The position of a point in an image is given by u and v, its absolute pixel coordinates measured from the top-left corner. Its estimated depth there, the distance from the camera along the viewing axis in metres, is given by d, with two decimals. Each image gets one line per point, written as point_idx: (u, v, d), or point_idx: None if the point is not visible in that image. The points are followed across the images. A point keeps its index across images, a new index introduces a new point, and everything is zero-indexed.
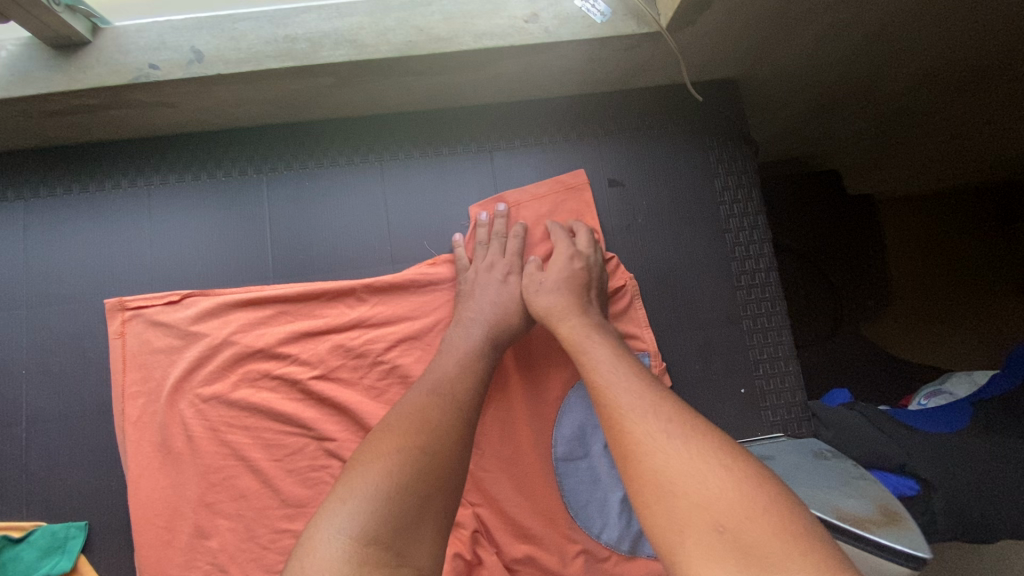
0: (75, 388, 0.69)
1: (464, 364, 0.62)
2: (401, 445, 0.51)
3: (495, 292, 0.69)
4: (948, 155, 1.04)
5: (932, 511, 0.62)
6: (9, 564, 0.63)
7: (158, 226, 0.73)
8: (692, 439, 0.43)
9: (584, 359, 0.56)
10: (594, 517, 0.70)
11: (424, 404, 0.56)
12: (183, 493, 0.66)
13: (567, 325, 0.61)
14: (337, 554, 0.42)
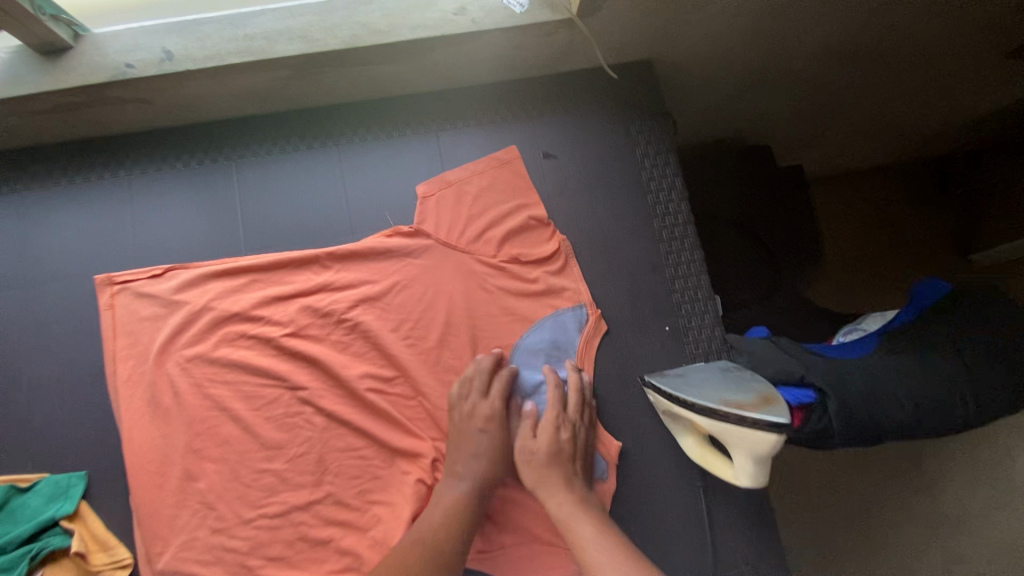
0: (71, 355, 0.77)
1: (450, 518, 0.70)
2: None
3: (484, 446, 0.74)
4: (857, 114, 1.17)
5: (827, 413, 0.72)
6: (18, 510, 0.71)
7: (139, 211, 0.82)
8: None
9: (574, 535, 0.67)
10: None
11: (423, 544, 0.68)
12: (173, 442, 0.75)
13: (555, 501, 0.71)
14: None
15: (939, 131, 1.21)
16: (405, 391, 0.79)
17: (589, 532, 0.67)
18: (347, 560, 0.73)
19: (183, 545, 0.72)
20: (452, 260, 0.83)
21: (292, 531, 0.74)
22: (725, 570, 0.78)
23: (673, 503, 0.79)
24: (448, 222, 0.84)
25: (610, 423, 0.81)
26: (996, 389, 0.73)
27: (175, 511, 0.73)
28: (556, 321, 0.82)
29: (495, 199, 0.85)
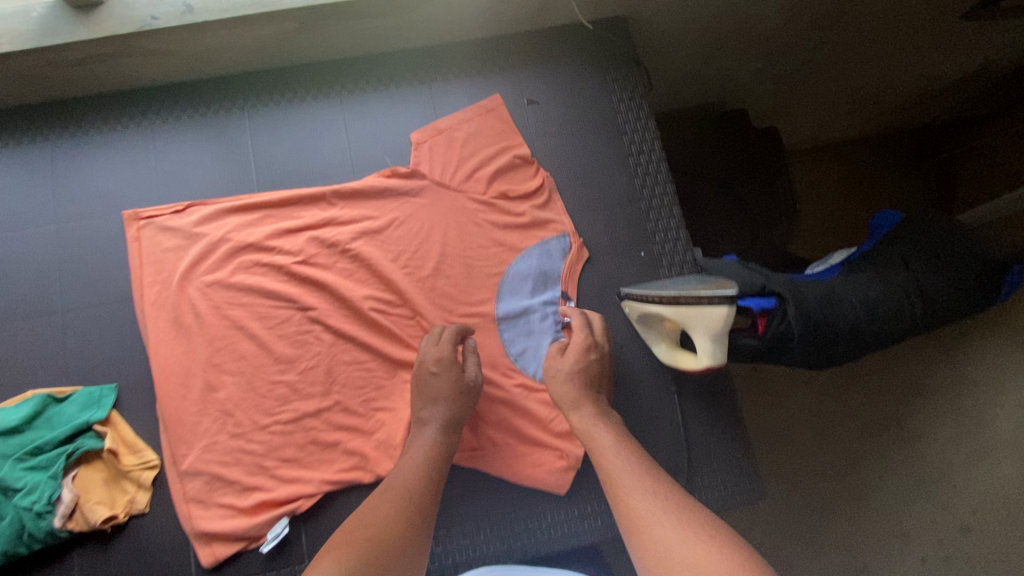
0: (103, 282, 0.85)
1: (433, 467, 0.71)
2: (398, 526, 0.61)
3: (445, 386, 0.77)
4: (830, 76, 1.24)
5: (788, 317, 0.80)
6: (54, 417, 0.78)
7: (162, 155, 0.90)
8: (681, 515, 0.56)
9: (595, 449, 0.70)
10: (531, 360, 0.86)
11: (413, 489, 0.67)
12: (194, 357, 0.82)
13: (578, 415, 0.75)
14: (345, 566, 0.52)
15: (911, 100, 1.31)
16: (404, 311, 0.87)
17: (608, 448, 0.69)
18: (354, 460, 0.81)
19: (205, 448, 0.80)
20: (445, 195, 0.91)
21: (304, 435, 0.81)
22: (700, 467, 0.85)
23: (651, 409, 0.86)
24: (441, 165, 0.91)
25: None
26: (937, 291, 0.85)
27: (198, 419, 0.80)
28: (543, 251, 0.90)
29: (484, 142, 0.92)
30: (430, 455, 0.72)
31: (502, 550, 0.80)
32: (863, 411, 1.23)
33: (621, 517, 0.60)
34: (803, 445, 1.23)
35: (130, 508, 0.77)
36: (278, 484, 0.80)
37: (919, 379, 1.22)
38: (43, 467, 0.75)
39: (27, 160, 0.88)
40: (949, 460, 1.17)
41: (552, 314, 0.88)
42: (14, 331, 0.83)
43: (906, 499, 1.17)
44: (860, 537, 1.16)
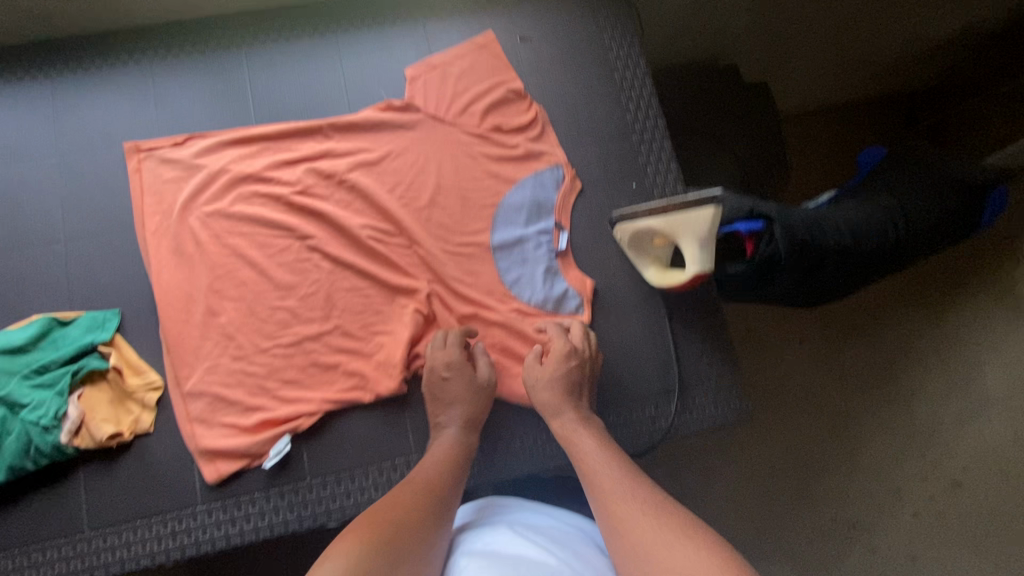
0: (104, 212, 0.87)
1: (447, 469, 0.71)
2: (402, 527, 0.59)
3: (462, 392, 0.79)
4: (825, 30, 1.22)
5: (775, 237, 0.81)
6: (59, 338, 0.79)
7: (159, 90, 0.91)
8: (663, 518, 0.58)
9: (579, 454, 0.71)
10: (525, 287, 0.88)
11: (427, 486, 0.67)
12: (196, 283, 0.84)
13: (560, 420, 0.76)
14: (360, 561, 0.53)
15: (901, 62, 1.32)
16: (401, 240, 0.88)
17: (590, 454, 0.70)
18: (354, 381, 0.83)
19: (208, 370, 0.82)
20: (439, 129, 0.92)
21: (304, 358, 0.83)
22: (691, 390, 0.87)
23: (643, 333, 0.88)
24: (436, 99, 0.93)
25: (584, 267, 0.90)
26: (920, 211, 0.88)
27: (200, 342, 0.82)
28: (537, 182, 0.92)
29: (477, 77, 0.94)
30: (456, 457, 0.73)
31: (498, 465, 0.84)
32: (856, 370, 1.24)
33: (605, 521, 0.61)
34: (797, 403, 1.24)
35: (135, 426, 0.79)
36: (279, 404, 0.82)
37: (909, 341, 1.25)
38: (49, 385, 0.77)
39: (29, 99, 0.90)
40: (938, 417, 1.21)
41: (546, 243, 0.90)
42: (20, 261, 0.85)
43: (895, 455, 1.21)
44: (849, 493, 1.20)
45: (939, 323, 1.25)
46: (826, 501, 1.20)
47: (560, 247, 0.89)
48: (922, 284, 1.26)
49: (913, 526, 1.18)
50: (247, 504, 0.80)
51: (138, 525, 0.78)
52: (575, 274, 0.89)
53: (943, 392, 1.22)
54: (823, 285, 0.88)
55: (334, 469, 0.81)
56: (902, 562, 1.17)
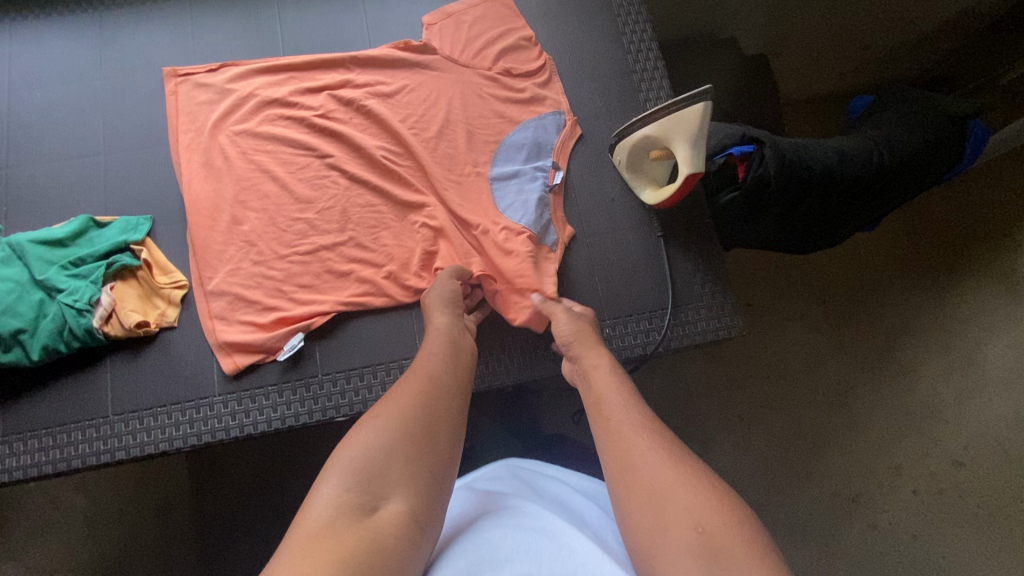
0: (141, 130, 0.94)
1: (448, 358, 0.71)
2: (415, 407, 0.61)
3: (445, 292, 0.81)
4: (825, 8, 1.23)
5: (765, 158, 0.85)
6: (95, 238, 0.86)
7: (196, 24, 0.99)
8: (680, 458, 0.58)
9: (595, 390, 0.71)
10: (515, 214, 0.92)
11: (434, 375, 0.67)
12: (223, 194, 0.90)
13: (588, 352, 0.76)
14: (375, 451, 0.55)
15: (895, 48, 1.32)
16: (414, 165, 0.94)
17: (607, 385, 0.70)
18: (366, 287, 0.88)
19: (230, 273, 0.87)
20: (453, 67, 0.99)
21: (319, 265, 0.89)
22: (683, 306, 0.90)
23: (640, 253, 0.92)
24: (451, 43, 1.00)
25: (573, 208, 0.94)
26: (905, 142, 0.96)
27: (224, 246, 0.88)
28: (539, 125, 0.97)
29: (490, 20, 1.01)
30: (442, 335, 0.75)
31: (500, 372, 0.87)
32: (858, 343, 1.24)
33: (607, 453, 0.62)
34: (797, 371, 1.23)
35: (161, 319, 0.85)
36: (295, 306, 0.87)
37: (913, 317, 1.24)
38: (84, 275, 0.82)
39: (78, 36, 0.98)
40: (938, 393, 1.20)
41: (541, 178, 0.94)
42: (63, 170, 0.92)
43: (899, 433, 1.19)
44: (847, 466, 1.18)
45: (944, 301, 1.24)
46: (828, 472, 1.17)
47: (554, 182, 0.93)
48: (923, 257, 1.26)
49: (914, 503, 1.14)
50: (261, 397, 0.84)
51: (158, 413, 0.83)
52: (562, 215, 0.93)
53: (945, 371, 1.20)
54: (797, 223, 0.93)
55: (344, 369, 0.86)
56: (902, 538, 1.13)
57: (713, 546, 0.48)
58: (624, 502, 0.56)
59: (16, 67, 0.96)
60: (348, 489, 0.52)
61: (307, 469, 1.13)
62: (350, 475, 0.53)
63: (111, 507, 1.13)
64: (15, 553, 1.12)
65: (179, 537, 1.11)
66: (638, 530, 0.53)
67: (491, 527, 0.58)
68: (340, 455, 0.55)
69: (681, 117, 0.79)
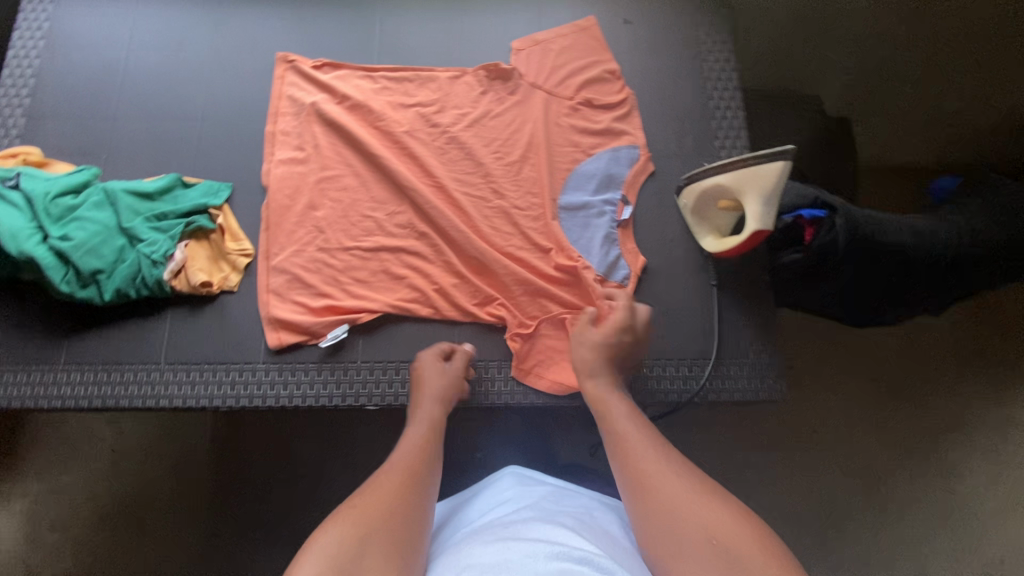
0: (238, 105, 1.00)
1: (426, 453, 0.71)
2: (396, 508, 0.60)
3: (448, 384, 0.82)
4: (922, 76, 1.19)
5: (835, 227, 0.85)
6: (180, 197, 0.92)
7: (303, 14, 1.05)
8: (696, 480, 0.59)
9: (607, 411, 0.73)
10: (582, 250, 0.92)
11: (413, 471, 0.67)
12: (305, 179, 0.96)
13: (593, 384, 0.77)
14: (346, 539, 0.53)
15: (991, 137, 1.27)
16: (481, 179, 0.97)
17: (615, 412, 0.72)
18: (419, 289, 0.91)
19: (295, 253, 0.92)
20: (536, 90, 1.01)
21: (378, 264, 0.93)
22: (726, 360, 0.88)
23: (691, 299, 0.91)
24: (537, 68, 1.02)
25: (641, 243, 0.93)
26: (982, 227, 0.93)
27: (295, 227, 0.93)
28: (612, 157, 0.97)
29: (580, 51, 1.03)
30: (426, 425, 0.76)
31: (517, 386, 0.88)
32: (902, 432, 1.17)
33: (621, 471, 0.64)
34: (827, 446, 1.17)
35: (223, 283, 0.90)
36: (347, 297, 0.91)
37: (965, 414, 1.17)
38: (164, 230, 0.88)
39: (196, 13, 1.05)
40: (980, 501, 1.12)
41: (610, 213, 0.94)
42: (160, 131, 0.98)
43: (929, 532, 1.11)
44: (869, 558, 1.11)
45: (1005, 402, 1.17)
46: (846, 560, 1.11)
47: (623, 218, 0.93)
48: (987, 353, 1.19)
49: None
50: (300, 372, 0.88)
51: (204, 368, 0.87)
52: (631, 247, 0.92)
53: (993, 476, 1.13)
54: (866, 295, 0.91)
55: (381, 360, 0.88)
56: None
57: (734, 559, 0.50)
58: (640, 515, 0.59)
59: (137, 31, 1.04)
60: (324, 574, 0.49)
61: (325, 450, 1.16)
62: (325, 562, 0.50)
63: (137, 449, 1.19)
64: (43, 471, 1.18)
65: (194, 488, 1.16)
66: (659, 544, 0.56)
67: (488, 554, 0.56)
68: (316, 540, 0.53)
69: (762, 171, 0.78)
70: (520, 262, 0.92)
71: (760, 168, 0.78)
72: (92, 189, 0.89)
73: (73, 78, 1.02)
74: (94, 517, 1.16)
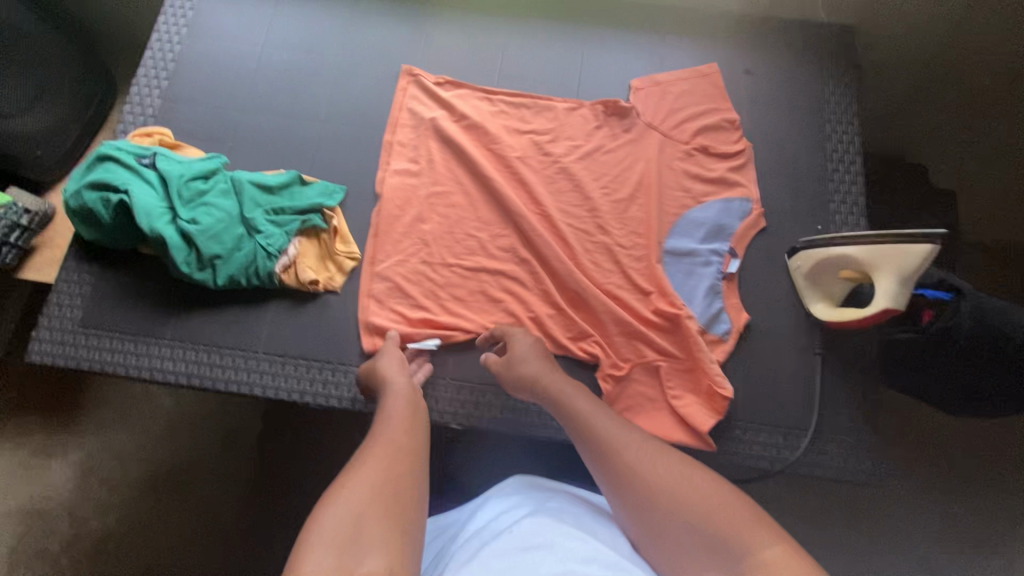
0: (360, 111, 1.03)
1: (411, 425, 0.70)
2: (388, 482, 0.58)
3: (394, 360, 0.83)
4: None
5: (960, 309, 0.82)
6: (297, 194, 0.95)
7: (432, 31, 1.08)
8: (680, 464, 0.58)
9: (560, 401, 0.72)
10: (685, 299, 0.90)
11: (403, 443, 0.66)
12: (416, 193, 0.98)
13: (542, 380, 0.77)
14: (347, 516, 0.52)
15: None
16: (587, 213, 0.97)
17: (580, 405, 0.70)
18: (515, 315, 0.91)
19: (398, 263, 0.94)
20: (652, 130, 1.01)
21: (477, 285, 0.93)
22: (822, 433, 0.85)
23: (791, 363, 0.88)
24: (655, 109, 1.02)
25: (745, 299, 0.91)
26: None
27: (401, 237, 0.95)
28: (724, 207, 0.96)
29: (700, 97, 1.03)
30: (400, 396, 0.76)
31: (495, 404, 0.89)
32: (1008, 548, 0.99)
33: (595, 463, 0.62)
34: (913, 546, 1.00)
35: (328, 282, 0.92)
36: (444, 313, 0.92)
37: None
38: (281, 224, 0.91)
39: (329, 18, 1.09)
40: None
41: (716, 264, 0.92)
42: (283, 126, 1.02)
43: None
44: None
45: None
46: None
47: (729, 271, 0.91)
48: None
49: None
50: None
51: (299, 363, 0.90)
52: (734, 302, 0.90)
53: None
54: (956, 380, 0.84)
55: (471, 380, 0.90)
56: None
57: (728, 545, 0.48)
58: (624, 499, 0.58)
59: (272, 28, 1.09)
60: (329, 557, 0.48)
61: None
62: (326, 540, 0.49)
63: (188, 418, 1.18)
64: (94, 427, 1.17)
65: (233, 464, 1.15)
66: (644, 526, 0.55)
67: (491, 560, 0.53)
68: (315, 518, 0.52)
69: (907, 251, 0.75)
70: (618, 301, 0.91)
71: (906, 248, 0.75)
72: (220, 176, 0.93)
73: (208, 66, 1.07)
74: (142, 479, 1.14)
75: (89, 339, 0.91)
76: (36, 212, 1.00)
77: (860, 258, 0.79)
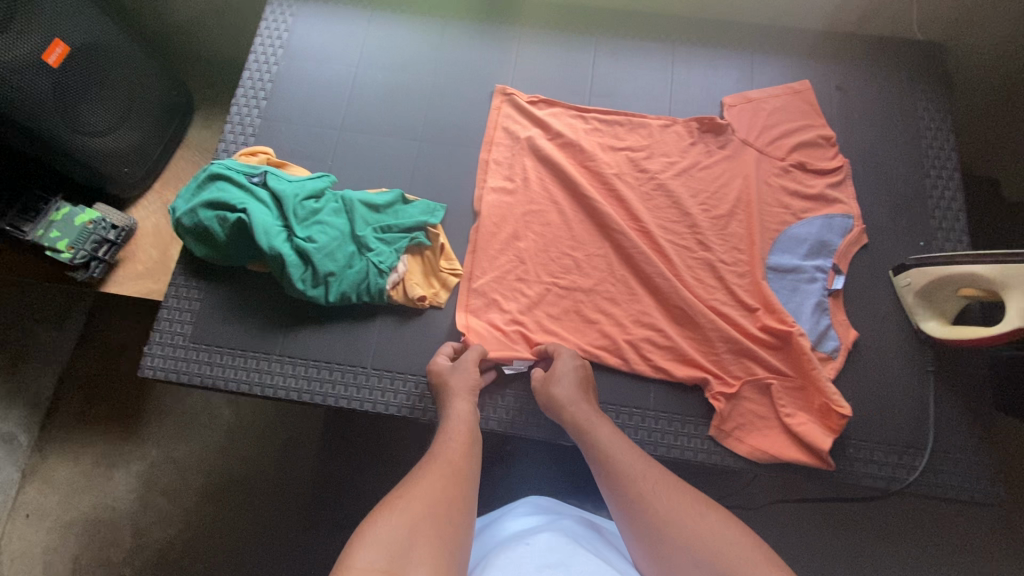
0: (455, 129, 1.05)
1: (464, 443, 0.71)
2: (440, 497, 0.59)
3: (464, 380, 0.81)
4: None
5: None
6: (400, 211, 0.96)
7: (522, 50, 1.10)
8: (701, 510, 0.60)
9: (590, 432, 0.74)
10: (793, 315, 0.90)
11: (455, 462, 0.66)
12: (514, 210, 0.99)
13: (571, 410, 0.77)
14: (402, 527, 0.52)
15: None
16: (687, 230, 0.97)
17: (607, 436, 0.73)
18: (618, 331, 0.92)
19: (500, 279, 0.95)
20: (746, 146, 1.01)
21: (579, 301, 0.94)
22: (936, 451, 0.84)
23: (902, 381, 0.88)
24: (749, 126, 1.03)
25: (852, 316, 0.91)
26: None
27: (502, 254, 0.96)
28: (826, 223, 0.96)
29: (793, 114, 1.03)
30: (463, 419, 0.75)
31: None
32: None
33: (616, 498, 0.65)
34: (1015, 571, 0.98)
35: (434, 298, 0.93)
36: (548, 329, 0.93)
37: None
38: (389, 242, 0.93)
39: (420, 39, 1.12)
40: None
41: (821, 280, 0.92)
42: (380, 145, 1.04)
43: None
44: None
45: None
46: None
47: (834, 287, 0.91)
48: None
49: None
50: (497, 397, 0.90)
51: (407, 378, 0.91)
52: (841, 318, 0.90)
53: None
54: None
55: None
56: None
57: None
58: (641, 534, 0.61)
59: (365, 49, 1.12)
60: (380, 559, 0.48)
61: None
62: (381, 548, 0.49)
63: (256, 431, 1.17)
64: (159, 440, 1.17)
65: (297, 477, 1.14)
66: (656, 561, 0.59)
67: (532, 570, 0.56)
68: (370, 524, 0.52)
69: None
70: (722, 317, 0.91)
71: None
72: (330, 195, 0.96)
73: (303, 86, 1.09)
74: (210, 490, 1.13)
75: (199, 354, 0.92)
76: (122, 228, 1.02)
77: (990, 276, 0.78)
